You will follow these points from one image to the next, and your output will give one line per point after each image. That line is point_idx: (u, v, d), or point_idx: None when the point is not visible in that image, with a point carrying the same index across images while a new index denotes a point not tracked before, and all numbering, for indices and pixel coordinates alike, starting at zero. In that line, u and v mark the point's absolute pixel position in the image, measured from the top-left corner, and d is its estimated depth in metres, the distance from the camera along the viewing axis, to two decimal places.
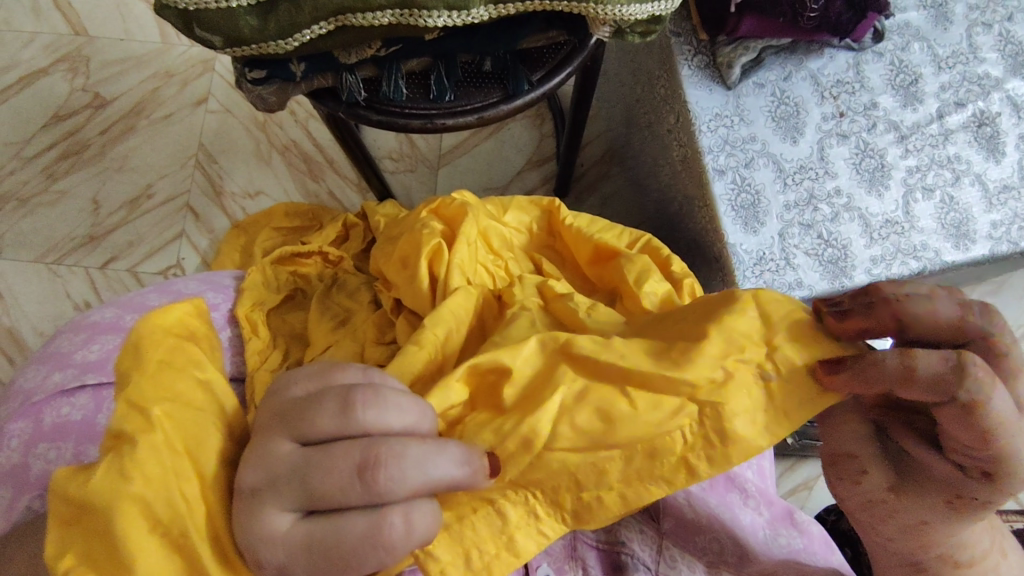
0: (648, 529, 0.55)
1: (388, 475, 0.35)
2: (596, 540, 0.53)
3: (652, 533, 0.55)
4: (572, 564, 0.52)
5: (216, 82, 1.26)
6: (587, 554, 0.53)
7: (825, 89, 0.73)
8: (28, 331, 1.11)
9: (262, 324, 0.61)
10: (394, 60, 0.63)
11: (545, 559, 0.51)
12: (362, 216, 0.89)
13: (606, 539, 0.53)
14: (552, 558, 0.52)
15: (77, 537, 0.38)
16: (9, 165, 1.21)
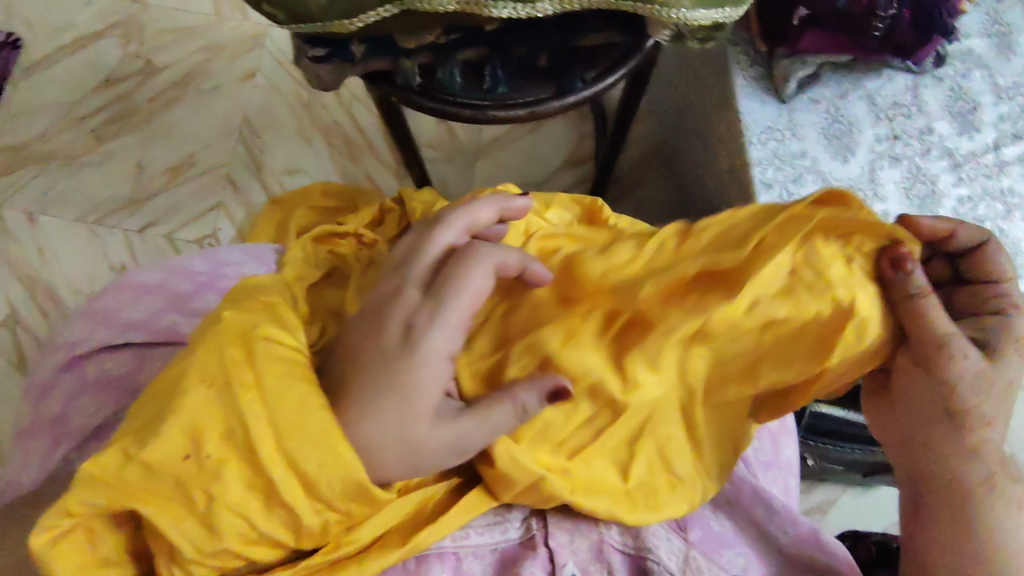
0: (675, 538, 0.52)
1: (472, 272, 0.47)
2: (621, 543, 0.52)
3: (679, 543, 0.52)
4: (596, 566, 0.51)
5: (265, 57, 1.27)
6: (612, 558, 0.51)
7: (881, 110, 0.72)
8: (64, 288, 1.14)
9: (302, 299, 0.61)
10: (453, 49, 0.63)
11: (572, 557, 0.50)
12: (398, 201, 0.89)
13: (632, 544, 0.51)
14: (579, 556, 0.50)
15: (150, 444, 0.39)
16: (58, 124, 1.23)
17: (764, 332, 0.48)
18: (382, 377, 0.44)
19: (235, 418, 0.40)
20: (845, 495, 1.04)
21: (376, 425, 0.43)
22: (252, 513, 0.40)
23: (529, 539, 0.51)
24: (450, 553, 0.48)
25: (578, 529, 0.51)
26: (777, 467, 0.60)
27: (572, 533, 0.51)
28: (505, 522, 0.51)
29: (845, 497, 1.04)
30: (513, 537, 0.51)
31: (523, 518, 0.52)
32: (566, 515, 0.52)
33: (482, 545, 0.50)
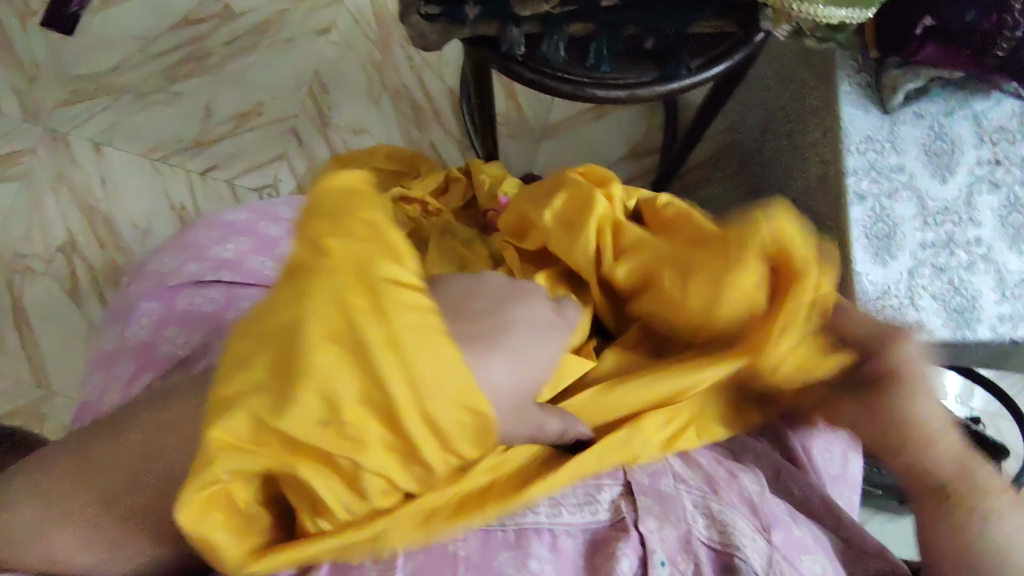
0: (760, 539, 0.47)
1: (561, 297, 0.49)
2: (707, 537, 0.47)
3: (764, 544, 0.46)
4: (684, 557, 0.46)
5: (342, 13, 1.27)
6: (700, 551, 0.46)
7: (985, 133, 0.70)
8: (123, 221, 1.15)
9: None
10: (561, 23, 0.62)
11: (660, 544, 0.45)
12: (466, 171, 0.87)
13: (721, 538, 0.46)
14: (666, 543, 0.46)
15: (288, 396, 0.34)
16: (134, 58, 1.24)
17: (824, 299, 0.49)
18: (531, 329, 0.44)
19: (371, 378, 0.35)
20: (874, 519, 1.03)
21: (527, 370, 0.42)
22: (391, 468, 0.38)
23: (620, 522, 0.46)
24: (547, 529, 0.45)
25: (666, 517, 0.47)
26: (844, 481, 0.58)
27: (662, 520, 0.46)
28: (595, 502, 0.47)
29: (872, 521, 1.03)
30: (604, 520, 0.47)
31: (613, 498, 0.48)
32: (655, 499, 0.47)
33: (574, 523, 0.46)
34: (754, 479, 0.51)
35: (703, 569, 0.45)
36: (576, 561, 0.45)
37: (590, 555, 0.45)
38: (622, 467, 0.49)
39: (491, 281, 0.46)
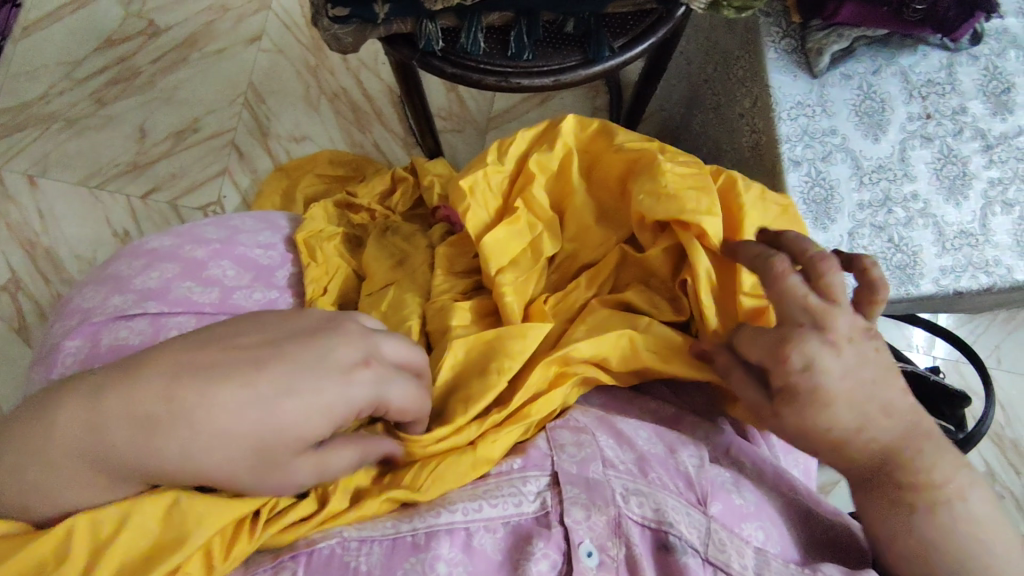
0: (695, 513, 0.45)
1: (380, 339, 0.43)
2: (641, 516, 0.44)
3: (700, 517, 0.45)
4: (615, 541, 0.44)
5: (271, 21, 1.24)
6: (633, 532, 0.44)
7: (914, 88, 0.70)
8: (66, 254, 1.11)
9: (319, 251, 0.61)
10: (477, 12, 0.60)
11: (589, 534, 0.43)
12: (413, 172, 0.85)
13: (655, 516, 0.44)
14: (596, 533, 0.43)
15: None
16: (60, 84, 1.20)
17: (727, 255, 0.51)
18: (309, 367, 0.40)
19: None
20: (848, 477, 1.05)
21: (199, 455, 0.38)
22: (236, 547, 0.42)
23: (545, 515, 0.44)
24: (461, 528, 0.42)
25: (594, 504, 0.44)
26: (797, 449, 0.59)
27: (589, 508, 0.44)
28: (520, 494, 0.44)
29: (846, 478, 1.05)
30: (528, 512, 0.44)
31: (539, 489, 0.45)
32: (582, 487, 0.45)
33: (494, 517, 0.43)
34: (693, 452, 0.49)
35: (637, 551, 0.44)
36: (494, 559, 0.42)
37: (509, 549, 0.42)
38: (548, 455, 0.46)
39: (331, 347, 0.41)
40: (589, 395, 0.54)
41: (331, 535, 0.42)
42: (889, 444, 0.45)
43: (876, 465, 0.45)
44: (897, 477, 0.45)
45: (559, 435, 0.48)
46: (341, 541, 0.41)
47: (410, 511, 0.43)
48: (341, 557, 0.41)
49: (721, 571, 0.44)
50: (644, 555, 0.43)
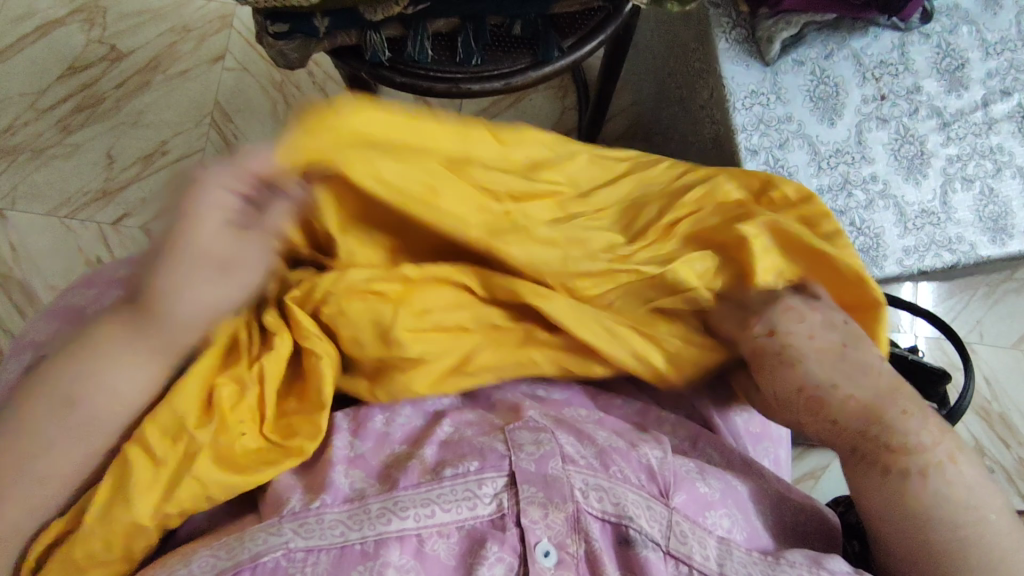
0: (656, 505, 0.46)
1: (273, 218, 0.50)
2: (601, 511, 0.45)
3: (661, 509, 0.46)
4: (574, 538, 0.44)
5: (235, 39, 1.24)
6: (592, 527, 0.44)
7: (867, 70, 0.70)
8: (39, 284, 1.10)
9: None
10: (421, 20, 0.60)
11: (547, 533, 0.43)
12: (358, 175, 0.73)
13: (614, 511, 0.44)
14: (554, 531, 0.43)
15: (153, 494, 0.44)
16: (25, 115, 1.19)
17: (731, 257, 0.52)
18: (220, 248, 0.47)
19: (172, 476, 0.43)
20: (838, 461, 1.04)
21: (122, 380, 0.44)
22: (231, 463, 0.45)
23: (500, 517, 0.43)
24: (413, 535, 0.41)
25: (551, 501, 0.44)
26: (768, 439, 0.58)
27: (546, 506, 0.44)
28: (475, 497, 0.43)
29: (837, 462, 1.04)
30: (484, 515, 0.43)
31: (495, 491, 0.44)
32: (539, 486, 0.44)
33: (448, 523, 0.42)
34: (654, 445, 0.49)
35: (596, 545, 0.44)
36: (448, 563, 0.42)
37: (463, 553, 0.42)
38: (506, 456, 0.45)
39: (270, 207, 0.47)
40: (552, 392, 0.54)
41: (277, 546, 0.40)
42: (862, 404, 0.47)
43: (859, 429, 0.47)
44: (884, 440, 0.46)
45: (516, 435, 0.47)
46: (289, 552, 0.40)
47: (360, 516, 0.41)
48: (287, 569, 0.40)
49: (682, 563, 0.44)
50: (604, 549, 0.44)
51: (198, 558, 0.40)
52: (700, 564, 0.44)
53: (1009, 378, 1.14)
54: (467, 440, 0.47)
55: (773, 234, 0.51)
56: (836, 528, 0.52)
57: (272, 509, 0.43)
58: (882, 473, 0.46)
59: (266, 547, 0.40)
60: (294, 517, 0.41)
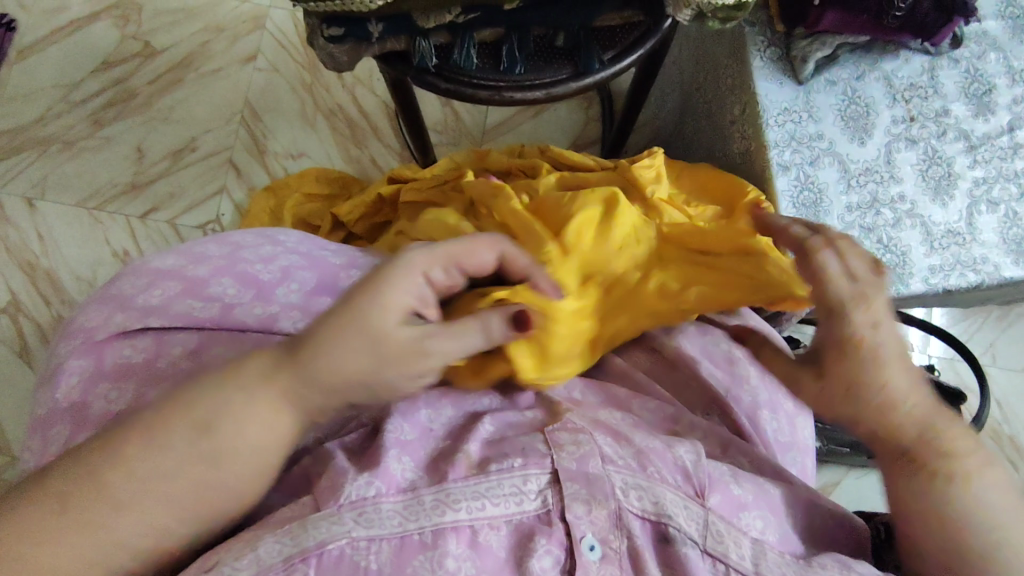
0: (693, 505, 0.47)
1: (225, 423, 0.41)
2: (641, 510, 0.46)
3: (698, 510, 0.47)
4: (617, 534, 0.45)
5: (266, 40, 1.26)
6: (633, 525, 0.46)
7: (897, 92, 0.71)
8: (66, 275, 1.12)
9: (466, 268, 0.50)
10: (469, 29, 0.62)
11: (591, 528, 0.45)
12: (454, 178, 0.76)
13: (654, 509, 0.46)
14: (598, 526, 0.45)
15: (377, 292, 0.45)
16: (57, 107, 1.21)
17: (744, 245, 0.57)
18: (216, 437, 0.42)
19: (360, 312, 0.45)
20: (848, 477, 1.05)
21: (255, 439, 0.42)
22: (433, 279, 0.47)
23: (546, 513, 0.45)
24: (466, 525, 0.43)
25: (594, 498, 0.45)
26: (796, 448, 0.59)
27: (590, 503, 0.45)
28: (522, 493, 0.45)
29: (848, 479, 1.05)
30: (530, 510, 0.45)
31: (540, 488, 0.46)
32: (582, 483, 0.46)
33: (497, 516, 0.44)
34: (689, 448, 0.51)
35: (639, 543, 0.45)
36: (500, 555, 0.43)
37: (513, 547, 0.43)
38: (547, 454, 0.47)
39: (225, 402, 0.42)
40: (587, 396, 0.57)
41: (341, 535, 0.41)
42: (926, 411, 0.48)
43: (917, 436, 0.48)
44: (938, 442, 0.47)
45: (556, 436, 0.48)
46: (352, 541, 0.41)
47: (416, 507, 0.43)
48: (351, 557, 0.41)
49: (719, 562, 0.45)
50: (645, 546, 0.45)
51: (264, 543, 0.41)
52: (737, 563, 0.45)
53: (1018, 400, 1.15)
54: (508, 439, 0.49)
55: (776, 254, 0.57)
56: (862, 535, 0.53)
57: (326, 491, 0.43)
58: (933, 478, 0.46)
59: (330, 535, 0.41)
60: (353, 505, 0.42)
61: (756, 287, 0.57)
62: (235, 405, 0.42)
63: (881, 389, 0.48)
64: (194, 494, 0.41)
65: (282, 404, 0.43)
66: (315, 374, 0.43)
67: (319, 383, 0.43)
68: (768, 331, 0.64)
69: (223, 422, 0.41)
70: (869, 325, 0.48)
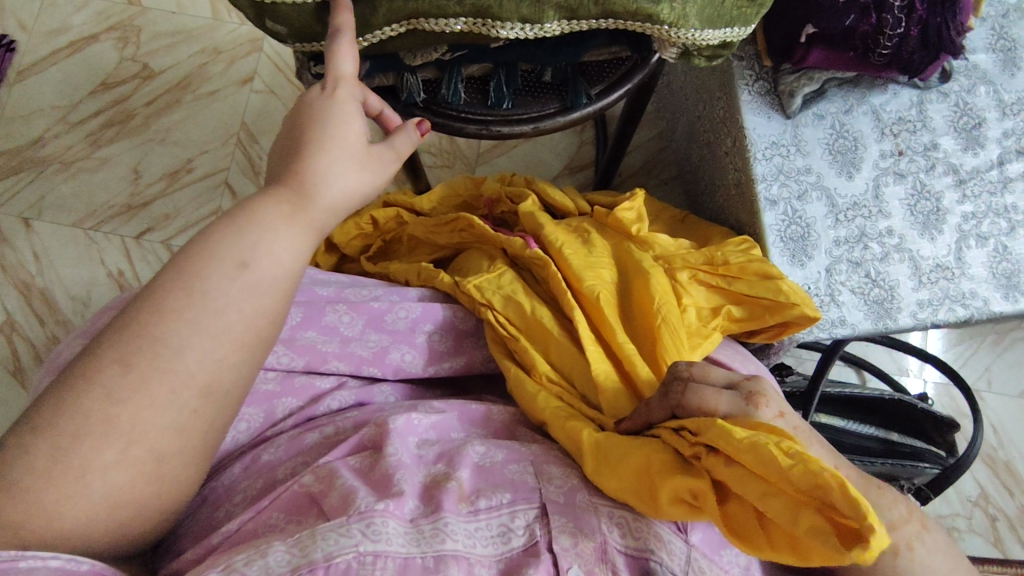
0: (677, 540, 0.47)
1: (258, 247, 0.43)
2: (625, 545, 0.47)
3: (681, 545, 0.47)
4: (602, 567, 0.45)
5: (263, 62, 1.26)
6: (618, 560, 0.46)
7: (885, 126, 0.72)
8: (60, 295, 1.12)
9: (509, 363, 0.60)
10: (457, 65, 0.62)
11: (577, 560, 0.45)
12: (454, 223, 0.78)
13: (637, 545, 0.47)
14: (584, 559, 0.45)
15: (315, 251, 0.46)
16: (55, 128, 1.22)
17: (742, 283, 0.63)
18: (263, 241, 0.43)
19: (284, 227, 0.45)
20: None
21: (289, 263, 0.44)
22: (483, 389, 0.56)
23: (533, 545, 0.46)
24: (464, 556, 0.44)
25: (581, 532, 0.46)
26: None
27: (576, 536, 0.46)
28: (508, 531, 0.46)
29: None
30: (517, 546, 0.46)
31: (527, 523, 0.47)
32: (569, 516, 0.47)
33: (487, 555, 0.45)
34: None
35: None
36: None
37: None
38: (535, 489, 0.49)
39: (248, 242, 0.43)
40: None
41: (347, 549, 0.42)
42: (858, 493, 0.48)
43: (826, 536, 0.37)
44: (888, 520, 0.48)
45: (546, 469, 0.51)
46: (358, 556, 0.42)
47: (417, 535, 0.44)
48: (358, 570, 0.41)
49: None
50: None
51: (274, 551, 0.42)
52: None
53: (1015, 426, 1.14)
54: (498, 469, 0.50)
55: (771, 280, 0.63)
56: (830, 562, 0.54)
57: (337, 507, 0.44)
58: (898, 557, 0.47)
59: (338, 548, 0.42)
60: (360, 517, 0.43)
61: (765, 309, 0.63)
62: (259, 237, 0.43)
63: (751, 483, 0.40)
64: (247, 329, 0.42)
65: (294, 224, 0.44)
66: (329, 204, 0.46)
67: (329, 207, 0.45)
68: (754, 364, 0.65)
69: (257, 254, 0.43)
70: (776, 417, 0.46)
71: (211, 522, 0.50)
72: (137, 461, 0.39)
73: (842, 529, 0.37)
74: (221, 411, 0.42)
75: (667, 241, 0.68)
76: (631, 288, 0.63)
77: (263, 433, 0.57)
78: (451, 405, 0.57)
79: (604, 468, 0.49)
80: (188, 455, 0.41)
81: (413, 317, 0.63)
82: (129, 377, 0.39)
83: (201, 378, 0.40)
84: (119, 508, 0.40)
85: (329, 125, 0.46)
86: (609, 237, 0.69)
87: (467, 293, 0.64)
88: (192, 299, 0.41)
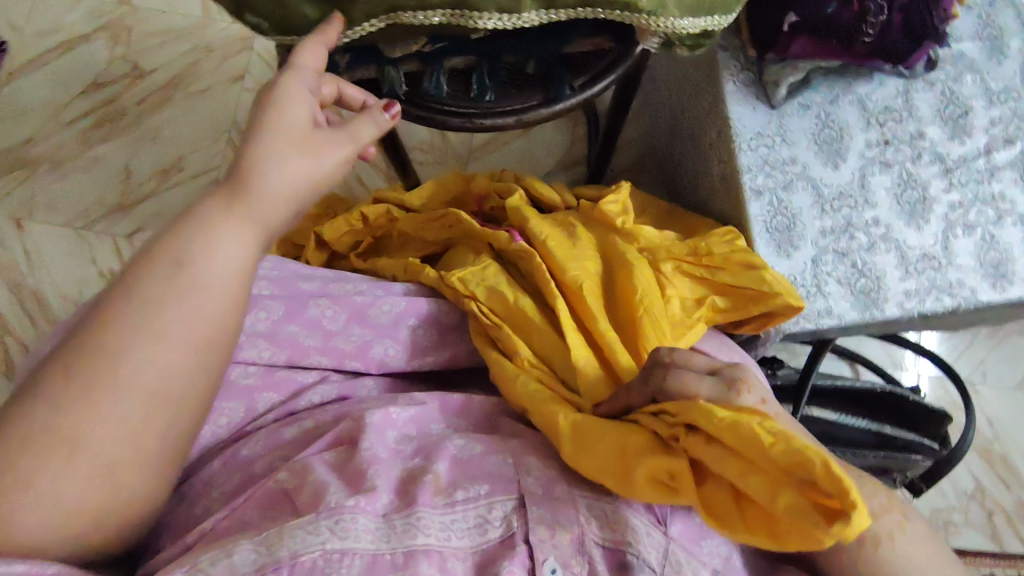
0: (655, 532, 0.47)
1: (200, 250, 0.42)
2: (603, 538, 0.46)
3: (660, 537, 0.47)
4: (579, 559, 0.46)
5: (254, 61, 1.26)
6: (594, 552, 0.46)
7: (871, 115, 0.71)
8: (51, 294, 1.12)
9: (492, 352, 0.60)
10: (439, 59, 0.61)
11: (554, 552, 0.45)
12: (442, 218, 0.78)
13: (614, 537, 0.46)
14: (561, 551, 0.45)
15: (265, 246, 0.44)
16: (46, 127, 1.22)
17: (726, 274, 0.63)
18: (199, 241, 0.42)
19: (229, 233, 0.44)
20: None
21: (238, 264, 0.43)
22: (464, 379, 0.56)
23: (510, 537, 0.46)
24: (434, 548, 0.44)
25: (558, 523, 0.46)
26: None
27: (553, 527, 0.46)
28: (485, 522, 0.46)
29: None
30: (493, 537, 0.46)
31: (505, 514, 0.47)
32: (546, 507, 0.47)
33: (463, 546, 0.45)
34: None
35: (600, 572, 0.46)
36: None
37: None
38: (513, 480, 0.49)
39: (190, 246, 0.42)
40: None
41: (314, 547, 0.42)
42: None
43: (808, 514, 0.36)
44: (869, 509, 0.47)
45: (526, 459, 0.50)
46: (325, 553, 0.42)
47: (386, 529, 0.44)
48: (324, 568, 0.42)
49: None
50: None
51: (240, 551, 0.42)
52: None
53: (1009, 419, 1.14)
54: (477, 460, 0.50)
55: (754, 271, 0.62)
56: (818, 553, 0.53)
57: (308, 504, 0.44)
58: (880, 546, 0.47)
59: (304, 545, 0.42)
60: (330, 513, 0.43)
61: (748, 300, 0.62)
62: (200, 237, 0.42)
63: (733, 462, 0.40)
64: (197, 330, 0.42)
65: (242, 224, 0.43)
66: (276, 196, 0.44)
67: (273, 199, 0.44)
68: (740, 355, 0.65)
69: (194, 257, 0.42)
70: (759, 404, 0.46)
71: (189, 517, 0.50)
72: (80, 475, 0.40)
73: (824, 509, 0.36)
74: (174, 419, 0.42)
75: (651, 233, 0.67)
76: (616, 279, 0.62)
77: (243, 429, 0.57)
78: (432, 397, 0.57)
79: (583, 450, 0.49)
80: (135, 464, 0.41)
81: (397, 312, 0.63)
82: (70, 387, 0.39)
83: (143, 384, 0.40)
84: (65, 529, 0.40)
85: (280, 109, 0.45)
86: (594, 228, 0.69)
87: (452, 285, 0.64)
88: (135, 301, 0.41)
